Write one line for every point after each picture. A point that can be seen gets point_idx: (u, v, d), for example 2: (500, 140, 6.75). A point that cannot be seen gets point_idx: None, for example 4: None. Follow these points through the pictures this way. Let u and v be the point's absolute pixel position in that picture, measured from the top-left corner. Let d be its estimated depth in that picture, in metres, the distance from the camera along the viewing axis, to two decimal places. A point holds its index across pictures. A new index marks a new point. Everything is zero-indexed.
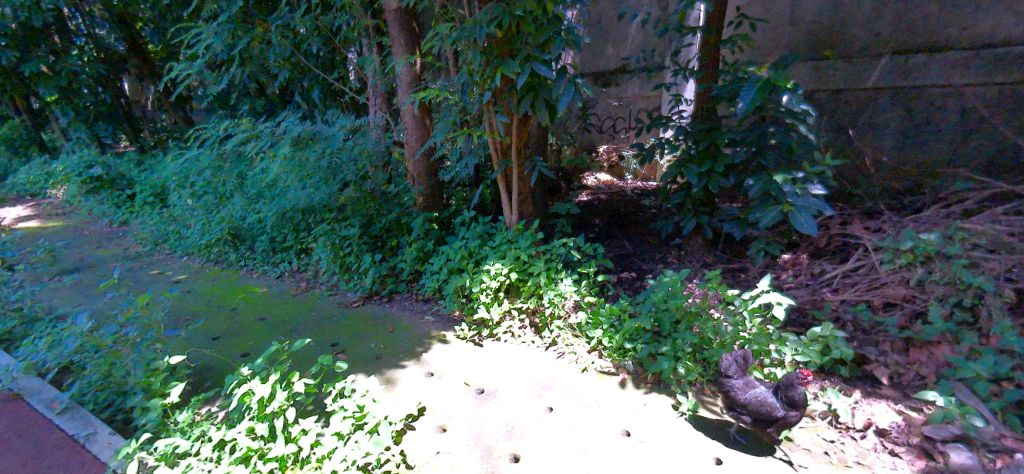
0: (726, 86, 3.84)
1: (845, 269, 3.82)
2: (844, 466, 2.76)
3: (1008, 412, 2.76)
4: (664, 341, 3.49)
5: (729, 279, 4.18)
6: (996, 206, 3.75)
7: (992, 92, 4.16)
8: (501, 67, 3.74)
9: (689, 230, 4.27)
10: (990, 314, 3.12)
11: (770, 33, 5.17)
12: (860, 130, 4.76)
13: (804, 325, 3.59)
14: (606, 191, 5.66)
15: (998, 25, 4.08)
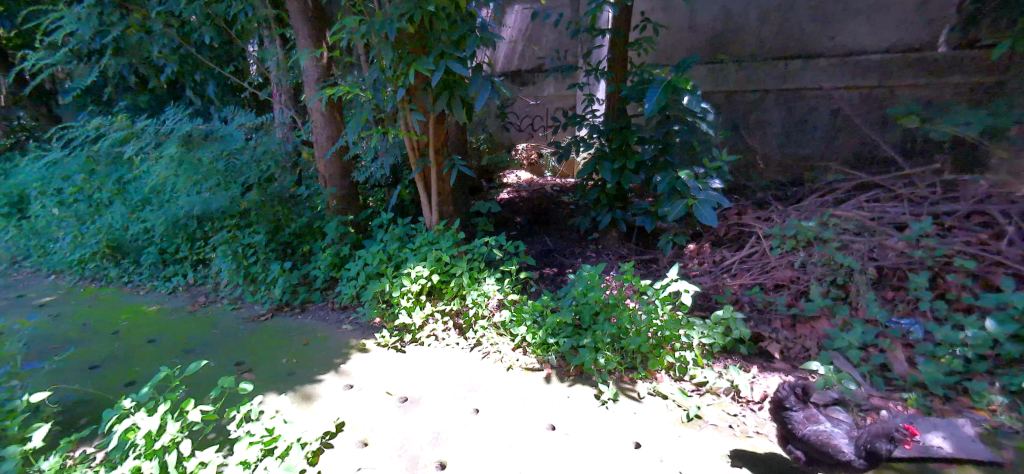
0: (637, 88, 3.94)
1: (741, 255, 4.16)
2: (745, 436, 2.94)
3: (874, 374, 3.12)
4: (582, 337, 3.59)
5: (642, 269, 4.41)
6: (860, 194, 4.22)
7: (854, 95, 4.68)
8: (415, 63, 3.68)
9: (604, 225, 4.42)
10: (857, 290, 3.50)
11: (672, 37, 5.46)
12: (751, 128, 5.13)
13: (707, 309, 3.87)
14: (527, 188, 5.60)
15: (857, 36, 4.64)
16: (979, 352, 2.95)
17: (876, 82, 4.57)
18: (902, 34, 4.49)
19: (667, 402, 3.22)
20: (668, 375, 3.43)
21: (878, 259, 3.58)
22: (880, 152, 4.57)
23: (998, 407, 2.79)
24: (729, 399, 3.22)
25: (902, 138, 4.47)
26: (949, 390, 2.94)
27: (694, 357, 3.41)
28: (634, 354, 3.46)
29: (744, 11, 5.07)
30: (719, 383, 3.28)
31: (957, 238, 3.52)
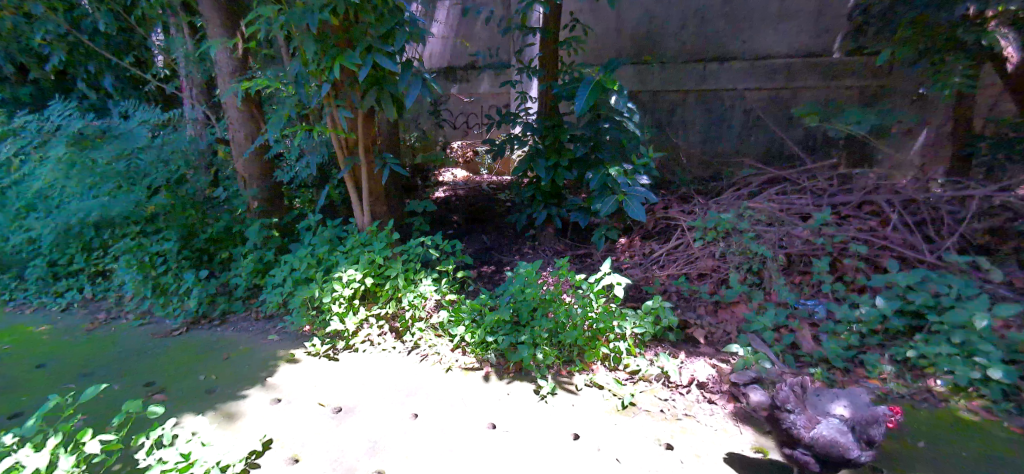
0: (567, 88, 4.01)
1: (669, 247, 4.36)
2: (675, 419, 3.08)
3: (786, 353, 3.37)
4: (521, 332, 3.71)
5: (577, 264, 4.56)
6: (769, 187, 4.54)
7: (765, 96, 5.04)
8: (341, 57, 3.63)
9: (541, 221, 4.55)
10: (770, 276, 3.78)
11: (599, 38, 5.69)
12: (674, 126, 5.41)
13: (638, 299, 4.05)
14: (464, 187, 5.72)
15: (766, 41, 5.03)
16: (869, 327, 3.30)
17: (782, 83, 4.95)
18: (804, 40, 4.90)
19: (603, 392, 3.35)
20: (604, 366, 3.58)
21: (787, 247, 3.91)
22: (787, 149, 4.98)
23: (889, 376, 3.10)
24: (659, 385, 3.37)
25: (803, 136, 4.93)
26: (849, 364, 3.23)
27: (627, 347, 3.57)
28: (571, 347, 3.61)
29: (665, 14, 5.36)
30: (651, 370, 3.44)
31: (852, 226, 3.90)
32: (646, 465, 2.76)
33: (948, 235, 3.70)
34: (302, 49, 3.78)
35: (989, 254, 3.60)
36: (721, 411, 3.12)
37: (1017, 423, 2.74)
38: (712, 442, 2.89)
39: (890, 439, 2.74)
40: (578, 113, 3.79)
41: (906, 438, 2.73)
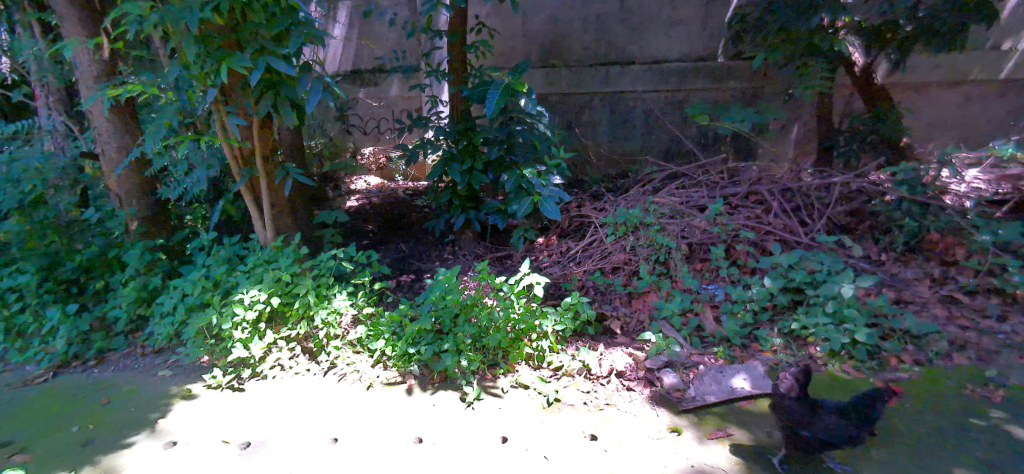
0: (478, 91, 4.10)
1: (584, 244, 4.56)
2: (598, 409, 3.26)
3: (693, 335, 3.64)
4: (444, 340, 3.76)
5: (499, 266, 4.65)
6: (671, 182, 4.87)
7: (661, 98, 5.40)
8: (228, 59, 3.44)
9: (459, 225, 4.57)
10: (676, 265, 4.06)
11: (508, 40, 5.67)
12: (582, 127, 5.61)
13: (556, 296, 4.19)
14: (378, 194, 5.71)
15: (659, 45, 5.39)
16: (759, 305, 3.63)
17: (675, 86, 5.34)
18: (693, 46, 5.32)
19: (529, 391, 3.48)
20: (527, 365, 3.70)
21: (688, 237, 4.21)
22: (683, 146, 5.35)
23: (779, 348, 3.43)
24: (581, 378, 3.54)
25: (697, 133, 5.31)
26: (744, 339, 3.54)
27: (549, 345, 3.72)
28: (495, 350, 3.71)
29: (568, 20, 5.51)
30: (572, 365, 3.59)
31: (743, 215, 4.27)
32: (573, 457, 2.90)
33: (819, 219, 4.16)
34: (183, 52, 3.55)
35: (851, 234, 4.13)
36: (638, 394, 3.33)
37: (880, 377, 3.09)
38: (631, 429, 3.07)
39: None
40: (490, 115, 3.84)
41: None
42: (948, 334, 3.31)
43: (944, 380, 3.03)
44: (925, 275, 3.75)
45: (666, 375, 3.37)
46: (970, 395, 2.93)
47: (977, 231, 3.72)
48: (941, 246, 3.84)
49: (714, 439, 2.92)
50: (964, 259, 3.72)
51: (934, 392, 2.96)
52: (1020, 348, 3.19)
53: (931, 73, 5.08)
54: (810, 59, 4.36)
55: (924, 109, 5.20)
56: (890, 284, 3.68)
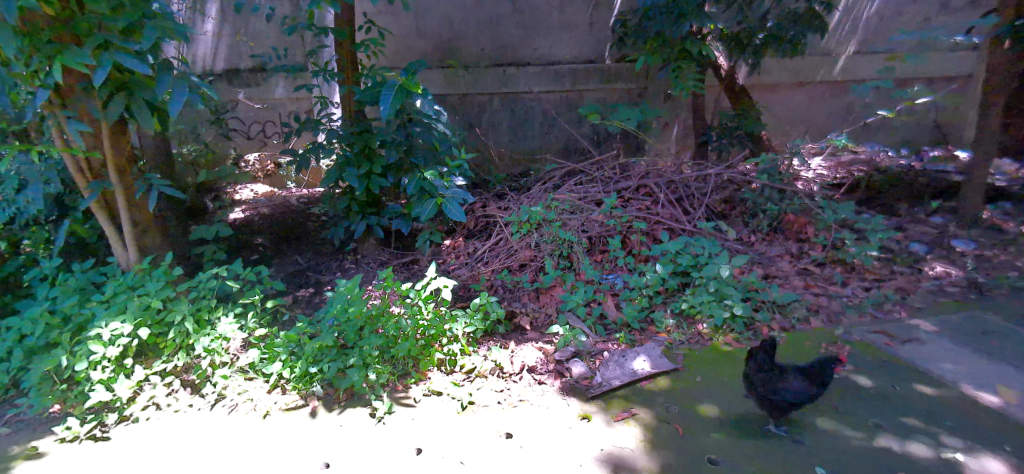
0: (370, 93, 3.97)
1: (490, 244, 4.64)
2: (513, 406, 3.35)
3: (597, 324, 3.84)
4: (349, 355, 3.65)
5: (405, 272, 4.58)
6: (569, 179, 5.10)
7: (556, 98, 5.67)
8: (62, 56, 2.92)
9: (361, 232, 4.31)
10: (578, 258, 4.28)
11: (401, 41, 5.34)
12: (484, 127, 5.66)
13: (465, 297, 4.21)
14: (267, 204, 5.27)
15: (548, 47, 5.61)
16: (653, 290, 3.94)
17: (568, 86, 5.63)
18: (583, 49, 5.66)
19: (443, 397, 3.49)
20: (439, 371, 3.70)
21: (587, 230, 4.45)
22: (579, 144, 5.79)
23: (672, 327, 3.75)
24: (493, 377, 3.61)
25: (591, 132, 5.80)
26: (643, 323, 3.82)
27: (461, 348, 3.75)
28: (405, 360, 3.69)
29: (462, 20, 5.40)
30: (484, 367, 3.65)
31: (635, 207, 4.63)
32: (488, 458, 2.96)
33: (698, 206, 4.62)
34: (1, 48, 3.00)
35: (726, 219, 4.65)
36: (551, 386, 3.47)
37: (755, 345, 3.52)
38: (545, 421, 3.19)
39: (677, 379, 3.38)
40: (385, 116, 3.79)
41: (688, 374, 3.40)
42: (804, 301, 3.83)
43: (805, 343, 3.48)
44: (786, 253, 4.32)
45: (575, 364, 3.55)
46: (824, 350, 3.40)
47: (822, 211, 4.45)
48: (796, 225, 4.48)
49: (620, 420, 3.14)
50: (813, 235, 4.38)
51: (797, 350, 3.40)
52: (858, 307, 3.80)
53: (781, 75, 5.86)
54: (683, 63, 4.72)
55: (777, 106, 6.03)
56: (758, 261, 4.19)
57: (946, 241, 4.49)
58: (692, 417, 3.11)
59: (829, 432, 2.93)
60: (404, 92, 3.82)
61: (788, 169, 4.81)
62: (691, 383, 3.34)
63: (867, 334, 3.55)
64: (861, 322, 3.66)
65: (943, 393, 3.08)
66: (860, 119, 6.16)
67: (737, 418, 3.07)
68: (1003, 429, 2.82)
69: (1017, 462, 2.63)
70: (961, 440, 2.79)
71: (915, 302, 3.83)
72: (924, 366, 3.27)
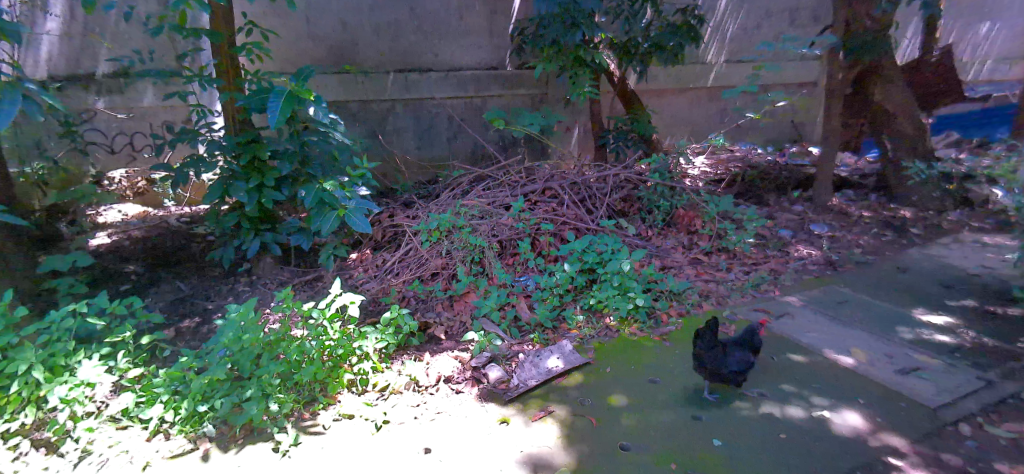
0: (255, 100, 3.76)
1: (399, 255, 4.50)
2: (430, 419, 3.29)
3: (511, 326, 3.91)
4: (244, 387, 3.37)
5: (307, 290, 4.31)
6: (477, 184, 5.14)
7: (460, 105, 5.77)
8: None
9: (255, 251, 4.01)
10: (490, 263, 4.29)
11: (293, 43, 5.02)
12: (387, 135, 5.51)
13: (376, 312, 4.06)
14: (141, 227, 4.73)
15: (446, 53, 5.65)
16: (563, 288, 4.06)
17: (472, 92, 5.75)
18: (482, 55, 5.82)
19: (355, 419, 3.33)
20: (350, 392, 3.54)
21: (497, 235, 4.47)
22: (485, 150, 5.93)
23: (582, 323, 3.90)
24: (408, 390, 3.52)
25: (496, 137, 5.95)
26: (555, 322, 3.93)
27: (372, 366, 3.61)
28: (310, 385, 3.48)
29: (358, 21, 5.23)
30: (398, 383, 3.54)
31: (542, 208, 4.74)
32: None
33: (601, 206, 4.86)
34: None
35: (625, 217, 4.97)
36: (469, 393, 3.46)
37: (657, 333, 3.80)
38: (463, 430, 3.17)
39: (590, 373, 3.52)
40: (273, 127, 3.60)
41: (599, 366, 3.56)
42: (696, 287, 4.20)
43: (698, 327, 3.81)
44: (678, 245, 4.74)
45: (492, 369, 3.55)
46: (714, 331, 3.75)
47: (706, 204, 4.95)
48: (686, 219, 4.95)
49: (537, 419, 3.19)
50: (701, 227, 4.87)
51: (688, 334, 3.77)
52: (740, 290, 4.23)
53: (666, 81, 6.44)
54: (579, 70, 5.03)
55: (663, 110, 6.61)
56: (655, 254, 4.52)
57: (807, 226, 5.19)
58: (604, 407, 3.24)
59: (723, 406, 3.21)
60: (295, 100, 3.68)
61: (676, 167, 5.23)
62: (602, 375, 3.49)
63: (749, 313, 3.94)
64: (744, 302, 4.07)
65: (812, 359, 3.51)
66: (733, 121, 6.94)
67: (644, 404, 3.25)
68: (858, 385, 3.27)
69: (871, 412, 3.06)
70: (828, 399, 3.19)
71: (785, 281, 4.36)
72: (796, 338, 3.70)
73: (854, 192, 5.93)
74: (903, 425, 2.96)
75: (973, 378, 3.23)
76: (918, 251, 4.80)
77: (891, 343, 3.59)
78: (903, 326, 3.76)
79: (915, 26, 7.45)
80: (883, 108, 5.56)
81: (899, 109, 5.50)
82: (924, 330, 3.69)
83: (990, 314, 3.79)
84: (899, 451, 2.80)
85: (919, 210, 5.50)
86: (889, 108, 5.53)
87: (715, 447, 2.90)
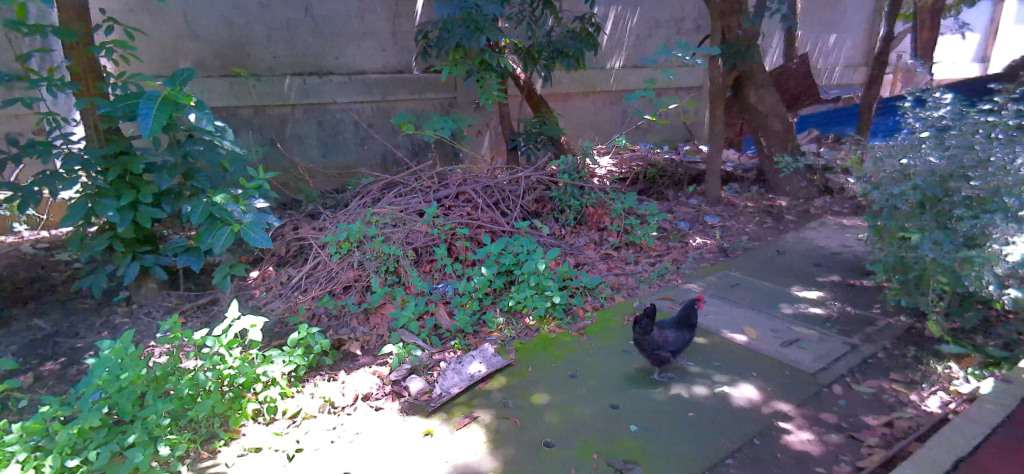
0: (124, 106, 3.47)
1: (307, 270, 4.31)
2: (348, 441, 3.08)
3: (431, 335, 3.83)
4: (125, 433, 2.94)
5: (201, 315, 3.98)
6: (388, 191, 5.11)
7: (367, 109, 5.61)
8: None
9: (133, 276, 3.79)
10: (406, 271, 4.23)
11: (169, 43, 4.65)
12: (287, 142, 5.28)
13: (283, 334, 3.81)
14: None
15: (346, 56, 5.46)
16: (482, 292, 4.11)
17: (380, 97, 5.60)
18: (386, 58, 5.66)
19: (264, 452, 3.05)
20: (257, 422, 3.25)
21: (412, 242, 4.44)
22: (396, 156, 5.83)
23: (502, 325, 3.94)
24: (323, 414, 3.28)
25: (408, 143, 5.89)
26: (475, 326, 3.93)
27: (280, 392, 3.35)
28: (209, 420, 3.15)
29: (246, 21, 4.94)
30: (311, 407, 3.30)
31: (457, 213, 4.81)
32: None
33: (515, 208, 5.04)
34: None
35: (539, 217, 5.21)
36: (390, 408, 3.31)
37: (574, 328, 3.95)
38: (386, 447, 3.01)
39: (512, 374, 3.54)
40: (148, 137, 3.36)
41: (521, 367, 3.59)
42: (609, 281, 4.47)
43: (612, 317, 4.05)
44: (590, 241, 5.01)
45: (412, 381, 3.44)
46: (627, 321, 4.00)
47: (614, 202, 5.26)
48: (596, 217, 5.22)
49: (462, 426, 3.13)
50: (609, 224, 5.15)
51: (608, 328, 3.94)
52: (648, 280, 4.55)
53: (569, 86, 6.79)
54: (485, 74, 5.05)
55: (570, 112, 6.99)
56: (569, 252, 4.74)
57: (702, 218, 5.75)
58: (528, 406, 3.26)
59: (637, 392, 3.35)
60: (171, 106, 3.45)
61: (584, 167, 5.57)
62: (524, 375, 3.52)
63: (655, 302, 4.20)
64: (652, 292, 4.38)
65: (712, 340, 3.82)
66: (634, 123, 7.47)
67: (566, 398, 3.31)
68: (749, 360, 3.59)
69: (762, 383, 3.38)
70: (726, 375, 3.47)
71: (686, 270, 4.75)
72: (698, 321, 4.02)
73: (739, 185, 6.72)
74: (788, 391, 3.31)
75: (840, 343, 3.70)
76: (793, 236, 5.47)
77: (776, 318, 4.03)
78: (785, 302, 4.24)
79: (778, 37, 8.79)
80: (757, 109, 6.21)
81: (771, 111, 6.19)
82: (801, 305, 4.19)
83: (853, 287, 4.39)
84: (786, 415, 3.13)
85: (792, 199, 6.34)
86: (763, 110, 6.19)
87: (633, 433, 3.03)
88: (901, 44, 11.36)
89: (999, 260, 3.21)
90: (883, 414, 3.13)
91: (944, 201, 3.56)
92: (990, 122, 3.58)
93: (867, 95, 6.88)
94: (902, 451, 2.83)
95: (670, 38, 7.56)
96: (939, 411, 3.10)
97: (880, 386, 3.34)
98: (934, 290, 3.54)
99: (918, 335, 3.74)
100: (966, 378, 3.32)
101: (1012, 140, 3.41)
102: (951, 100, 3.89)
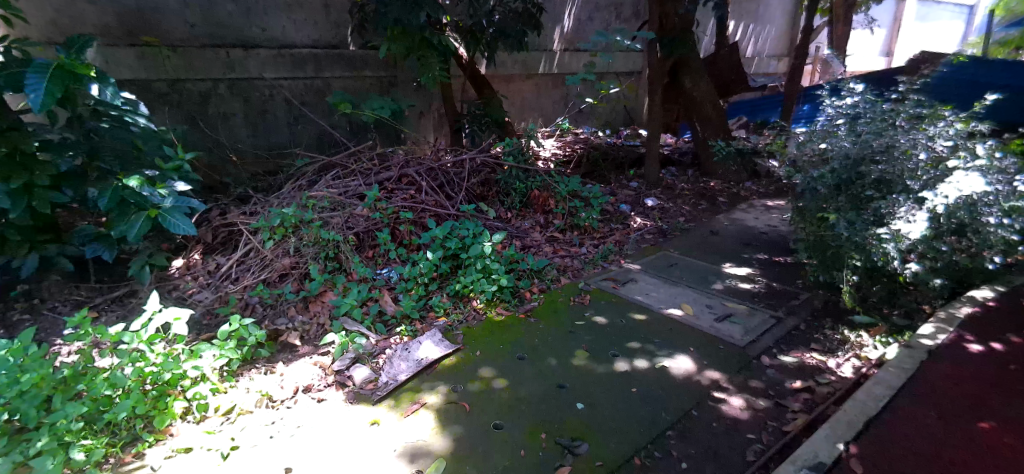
0: (7, 77, 3.15)
1: (238, 258, 4.12)
2: (291, 436, 2.89)
3: (376, 322, 3.74)
4: (29, 441, 2.64)
5: (117, 310, 3.73)
6: (327, 174, 4.95)
7: (299, 86, 5.36)
8: None
9: (32, 268, 3.50)
10: (346, 257, 4.10)
11: (63, 6, 4.16)
12: (211, 120, 4.92)
13: (213, 326, 3.64)
14: None
15: (272, 29, 5.14)
16: (429, 277, 4.06)
17: (312, 73, 5.37)
18: (318, 32, 5.42)
19: (194, 452, 2.78)
20: (186, 421, 2.96)
21: (353, 227, 4.31)
22: (333, 137, 5.66)
23: (450, 309, 3.92)
24: (261, 408, 3.07)
25: (343, 123, 5.70)
26: (421, 312, 3.88)
27: (212, 388, 3.07)
28: (129, 422, 2.85)
29: None
30: (247, 402, 3.07)
31: (399, 197, 4.70)
32: None
33: (460, 191, 5.01)
34: None
35: (484, 200, 5.21)
36: (333, 399, 3.16)
37: (521, 310, 3.99)
38: (331, 440, 2.86)
39: (460, 358, 3.49)
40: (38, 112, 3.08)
41: (469, 351, 3.56)
42: (554, 263, 4.58)
43: (558, 300, 4.14)
44: (536, 224, 5.10)
45: (357, 370, 3.33)
46: (572, 302, 4.11)
47: (557, 185, 5.38)
48: (540, 200, 5.29)
49: (411, 413, 3.04)
50: (555, 206, 5.27)
51: (553, 309, 4.02)
52: (592, 262, 4.71)
53: (513, 69, 6.80)
54: (427, 51, 5.04)
55: (514, 95, 7.01)
56: (515, 235, 4.82)
57: (643, 200, 5.99)
58: (476, 391, 3.21)
59: (583, 370, 3.39)
60: (67, 78, 3.19)
61: (529, 149, 5.63)
62: (472, 358, 3.48)
63: (600, 281, 4.42)
64: (595, 273, 4.55)
65: (651, 317, 3.94)
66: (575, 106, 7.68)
67: (514, 380, 3.30)
68: (684, 335, 3.73)
69: (697, 356, 3.52)
70: (666, 350, 3.58)
71: (627, 250, 4.97)
72: (638, 299, 4.16)
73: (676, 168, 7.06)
74: (721, 363, 3.46)
75: (767, 317, 3.92)
76: (724, 216, 5.83)
77: (710, 294, 4.24)
78: (718, 279, 4.47)
79: (710, 26, 9.26)
80: (692, 94, 6.67)
81: (703, 97, 6.66)
82: (732, 281, 4.44)
83: (778, 264, 4.71)
84: (721, 385, 3.27)
85: (724, 181, 6.73)
86: (697, 95, 6.66)
87: (579, 411, 3.05)
88: (817, 37, 12.23)
89: (902, 238, 3.40)
90: (805, 379, 3.33)
91: (856, 183, 3.85)
92: (894, 111, 3.94)
93: (791, 82, 7.52)
94: (822, 415, 3.03)
95: (608, 22, 7.76)
96: (852, 375, 3.36)
97: (805, 355, 3.56)
98: (848, 265, 3.81)
99: (834, 307, 4.06)
100: (874, 345, 3.60)
101: (914, 127, 3.77)
102: (863, 90, 4.28)
